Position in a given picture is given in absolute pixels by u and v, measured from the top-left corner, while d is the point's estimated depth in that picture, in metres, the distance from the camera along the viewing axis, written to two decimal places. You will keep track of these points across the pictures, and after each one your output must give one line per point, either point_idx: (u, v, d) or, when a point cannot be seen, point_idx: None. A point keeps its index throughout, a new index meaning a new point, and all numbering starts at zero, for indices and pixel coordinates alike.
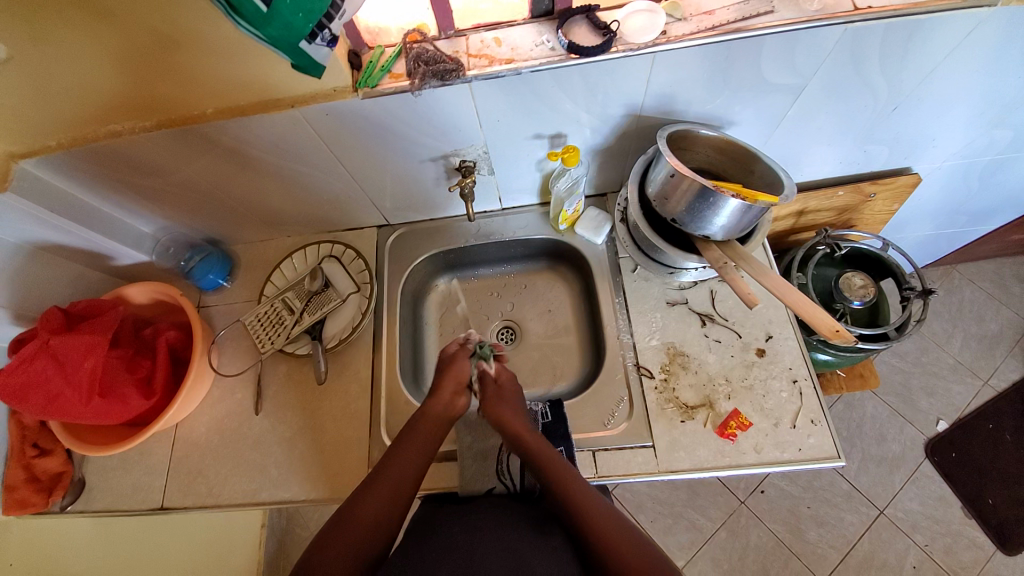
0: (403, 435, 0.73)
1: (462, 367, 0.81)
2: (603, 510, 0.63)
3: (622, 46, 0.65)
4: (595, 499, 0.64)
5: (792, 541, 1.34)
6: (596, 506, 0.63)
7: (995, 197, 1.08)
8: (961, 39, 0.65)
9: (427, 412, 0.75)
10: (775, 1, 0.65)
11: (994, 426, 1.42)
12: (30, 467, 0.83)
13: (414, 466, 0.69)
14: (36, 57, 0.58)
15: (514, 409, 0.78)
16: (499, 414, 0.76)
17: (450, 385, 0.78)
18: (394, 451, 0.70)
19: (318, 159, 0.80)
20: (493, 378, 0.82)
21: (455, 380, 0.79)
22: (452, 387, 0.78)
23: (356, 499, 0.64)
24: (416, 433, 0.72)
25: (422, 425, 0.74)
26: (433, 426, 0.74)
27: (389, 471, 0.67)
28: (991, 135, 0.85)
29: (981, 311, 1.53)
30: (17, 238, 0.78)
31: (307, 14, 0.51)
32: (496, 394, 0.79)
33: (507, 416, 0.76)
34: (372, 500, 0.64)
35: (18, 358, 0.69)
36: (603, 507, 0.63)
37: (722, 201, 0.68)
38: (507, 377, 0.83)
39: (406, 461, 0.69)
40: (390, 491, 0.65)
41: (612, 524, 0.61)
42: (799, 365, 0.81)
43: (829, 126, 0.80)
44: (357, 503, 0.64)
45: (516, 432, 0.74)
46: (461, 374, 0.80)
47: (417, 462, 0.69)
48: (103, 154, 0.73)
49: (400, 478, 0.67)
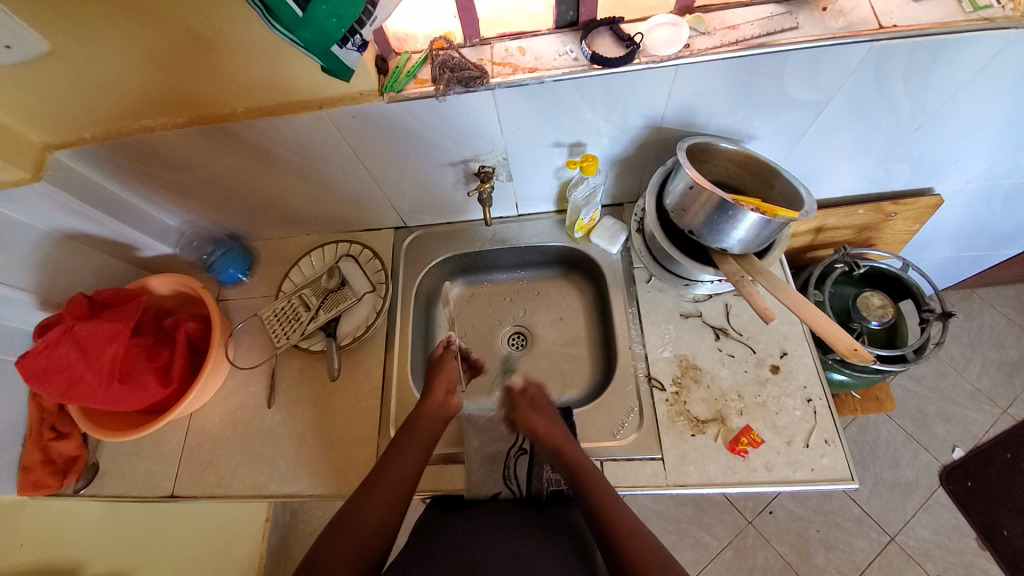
0: (401, 434, 0.73)
1: (451, 367, 0.83)
2: (614, 500, 0.66)
3: (645, 57, 0.65)
4: (605, 488, 0.67)
5: (800, 565, 1.31)
6: (607, 493, 0.67)
7: (1020, 221, 1.06)
8: (988, 61, 0.65)
9: (421, 413, 0.76)
10: (800, 18, 0.65)
11: (1014, 456, 1.38)
12: (47, 450, 0.85)
13: (413, 464, 0.70)
14: (78, 53, 0.61)
15: (537, 407, 0.80)
16: (524, 415, 0.80)
17: (442, 390, 0.78)
18: (393, 451, 0.71)
19: (341, 160, 0.82)
20: (522, 392, 0.83)
21: (446, 381, 0.80)
22: (444, 390, 0.79)
23: (358, 499, 0.66)
24: (412, 433, 0.73)
25: (418, 425, 0.75)
26: (429, 427, 0.74)
27: (389, 470, 0.68)
28: (1017, 158, 0.84)
29: (1002, 336, 1.50)
30: (47, 226, 0.80)
31: (341, 18, 0.52)
32: (528, 404, 0.81)
33: (531, 416, 0.79)
34: (374, 500, 0.65)
35: (44, 342, 0.71)
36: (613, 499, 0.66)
37: (741, 215, 0.68)
38: (537, 390, 0.84)
39: (405, 460, 0.70)
40: (391, 491, 0.66)
41: (621, 514, 0.64)
42: (814, 383, 0.80)
43: (850, 143, 0.80)
44: (360, 503, 0.65)
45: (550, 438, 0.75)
46: (450, 378, 0.81)
47: (416, 462, 0.70)
48: (134, 148, 0.75)
49: (400, 478, 0.68)
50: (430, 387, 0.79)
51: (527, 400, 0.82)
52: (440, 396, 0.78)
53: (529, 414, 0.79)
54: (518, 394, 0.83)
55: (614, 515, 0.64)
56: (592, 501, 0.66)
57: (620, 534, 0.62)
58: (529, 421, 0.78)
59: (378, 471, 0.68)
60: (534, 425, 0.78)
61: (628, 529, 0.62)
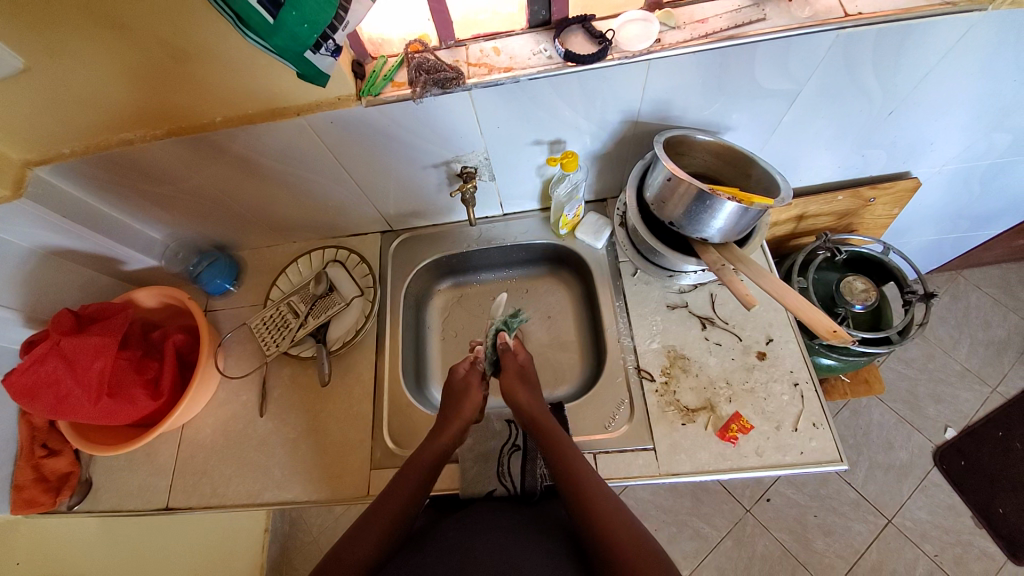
0: (406, 467, 0.72)
1: (474, 390, 0.81)
2: (606, 500, 0.63)
3: (617, 53, 0.66)
4: (599, 488, 0.65)
5: (799, 550, 1.32)
6: (599, 492, 0.64)
7: (997, 202, 1.08)
8: (953, 44, 0.66)
9: (430, 445, 0.74)
10: (767, 9, 0.66)
11: (1004, 433, 1.40)
12: (39, 468, 0.85)
13: (409, 493, 0.68)
14: (53, 69, 0.61)
15: (522, 382, 0.82)
16: (508, 376, 0.82)
17: (456, 426, 0.76)
18: (393, 485, 0.69)
19: (324, 167, 0.82)
20: (513, 354, 0.87)
21: (465, 416, 0.78)
22: (457, 430, 0.76)
23: (350, 536, 0.62)
24: (415, 469, 0.71)
25: (422, 458, 0.72)
26: (434, 463, 0.72)
27: (386, 502, 0.66)
28: (990, 138, 0.85)
29: (988, 316, 1.52)
30: (29, 242, 0.80)
31: (312, 25, 0.53)
32: (517, 371, 0.83)
33: (517, 386, 0.81)
34: (369, 535, 0.62)
35: (30, 358, 0.71)
36: (609, 498, 0.64)
37: (719, 204, 0.69)
38: (526, 361, 0.86)
39: (405, 495, 0.68)
40: (388, 524, 0.64)
41: (614, 513, 0.61)
42: (800, 368, 0.81)
43: (826, 131, 0.82)
44: (350, 539, 0.62)
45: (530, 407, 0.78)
46: (468, 410, 0.78)
47: (415, 495, 0.68)
48: (116, 161, 0.75)
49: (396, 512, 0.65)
50: (445, 420, 0.77)
51: (518, 363, 0.85)
52: (455, 431, 0.76)
53: (513, 380, 0.82)
54: (511, 355, 0.86)
55: (605, 514, 0.61)
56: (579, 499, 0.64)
57: (617, 538, 0.58)
58: (511, 386, 0.81)
59: (379, 502, 0.66)
60: (514, 393, 0.80)
61: (622, 530, 0.59)
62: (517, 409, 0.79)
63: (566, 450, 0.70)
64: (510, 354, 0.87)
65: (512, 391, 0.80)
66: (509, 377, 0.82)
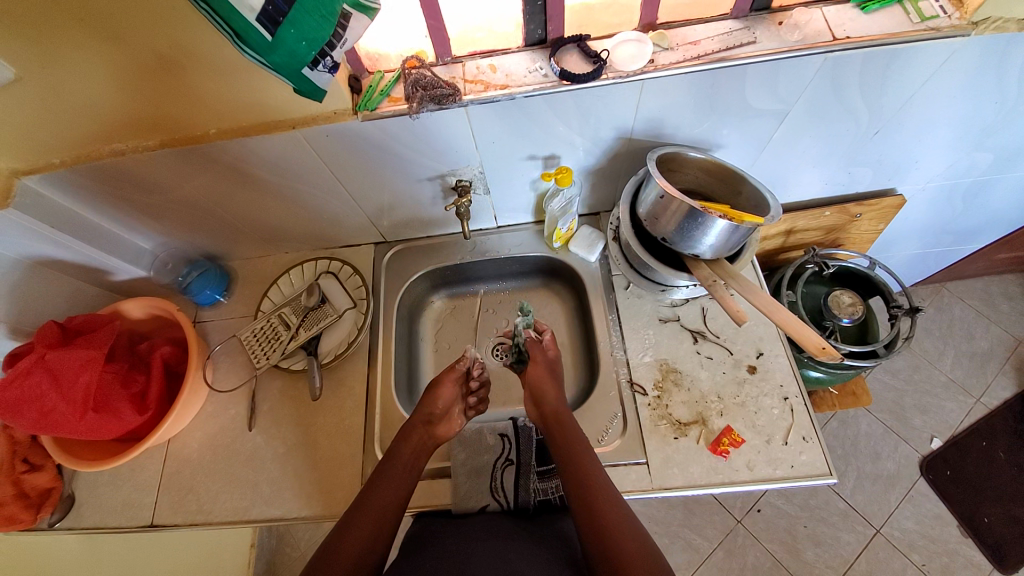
0: (383, 467, 0.71)
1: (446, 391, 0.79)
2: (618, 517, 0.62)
3: (612, 73, 0.68)
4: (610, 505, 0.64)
5: (790, 561, 1.33)
6: (610, 512, 0.63)
7: (980, 217, 1.10)
8: (937, 67, 0.69)
9: (406, 441, 0.74)
10: (757, 33, 0.68)
11: (988, 444, 1.43)
12: (20, 484, 0.80)
13: (400, 491, 0.69)
14: (46, 79, 0.60)
15: (551, 377, 0.81)
16: (539, 372, 0.81)
17: (420, 432, 0.75)
18: (377, 487, 0.69)
19: (317, 179, 0.82)
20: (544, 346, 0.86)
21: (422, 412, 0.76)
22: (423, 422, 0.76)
23: (340, 529, 0.65)
24: (397, 471, 0.71)
25: (403, 453, 0.73)
26: (414, 466, 0.72)
27: (374, 505, 0.67)
28: (973, 157, 0.88)
29: (971, 328, 1.55)
30: (16, 252, 0.79)
31: (310, 42, 0.53)
32: (546, 363, 0.83)
33: (544, 379, 0.80)
34: (356, 535, 0.64)
35: (15, 373, 0.70)
36: (635, 538, 0.61)
37: (710, 221, 0.70)
38: (555, 355, 0.85)
39: (391, 497, 0.68)
40: (374, 523, 0.65)
41: (639, 560, 0.58)
42: (790, 382, 0.82)
43: (813, 149, 0.83)
44: (340, 538, 0.64)
45: (554, 406, 0.77)
46: (441, 408, 0.77)
47: (399, 504, 0.68)
48: (107, 172, 0.75)
49: (385, 510, 0.66)
50: (415, 417, 0.76)
51: (546, 357, 0.84)
52: (419, 439, 0.74)
53: (545, 370, 0.82)
54: (540, 346, 0.85)
55: (615, 531, 0.61)
56: (604, 550, 0.60)
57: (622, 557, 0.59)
58: (542, 386, 0.80)
59: (362, 499, 0.68)
60: (542, 387, 0.80)
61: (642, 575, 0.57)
62: (540, 402, 0.79)
63: (592, 485, 0.66)
64: (538, 347, 0.85)
65: (540, 388, 0.79)
66: (539, 367, 0.82)
